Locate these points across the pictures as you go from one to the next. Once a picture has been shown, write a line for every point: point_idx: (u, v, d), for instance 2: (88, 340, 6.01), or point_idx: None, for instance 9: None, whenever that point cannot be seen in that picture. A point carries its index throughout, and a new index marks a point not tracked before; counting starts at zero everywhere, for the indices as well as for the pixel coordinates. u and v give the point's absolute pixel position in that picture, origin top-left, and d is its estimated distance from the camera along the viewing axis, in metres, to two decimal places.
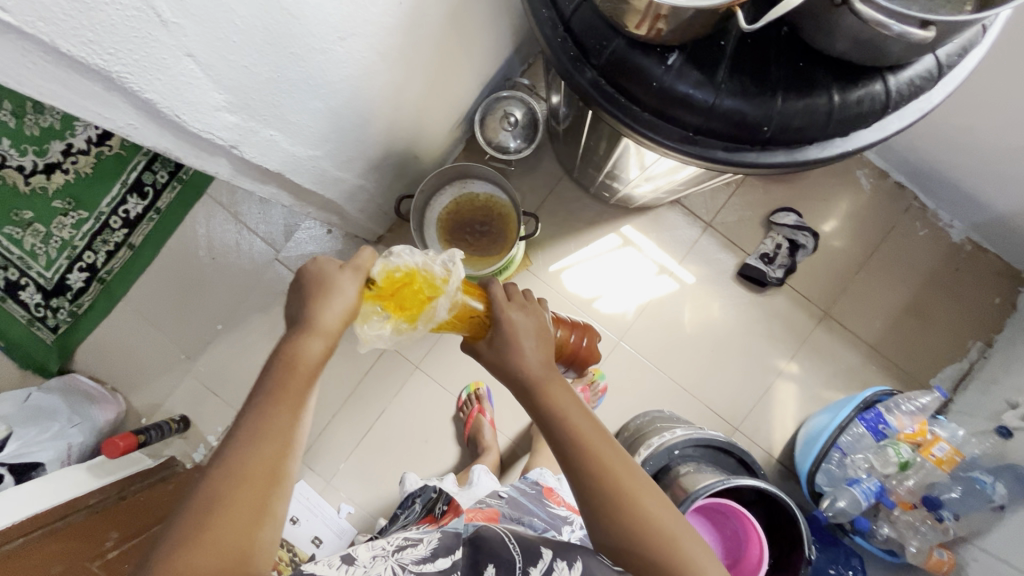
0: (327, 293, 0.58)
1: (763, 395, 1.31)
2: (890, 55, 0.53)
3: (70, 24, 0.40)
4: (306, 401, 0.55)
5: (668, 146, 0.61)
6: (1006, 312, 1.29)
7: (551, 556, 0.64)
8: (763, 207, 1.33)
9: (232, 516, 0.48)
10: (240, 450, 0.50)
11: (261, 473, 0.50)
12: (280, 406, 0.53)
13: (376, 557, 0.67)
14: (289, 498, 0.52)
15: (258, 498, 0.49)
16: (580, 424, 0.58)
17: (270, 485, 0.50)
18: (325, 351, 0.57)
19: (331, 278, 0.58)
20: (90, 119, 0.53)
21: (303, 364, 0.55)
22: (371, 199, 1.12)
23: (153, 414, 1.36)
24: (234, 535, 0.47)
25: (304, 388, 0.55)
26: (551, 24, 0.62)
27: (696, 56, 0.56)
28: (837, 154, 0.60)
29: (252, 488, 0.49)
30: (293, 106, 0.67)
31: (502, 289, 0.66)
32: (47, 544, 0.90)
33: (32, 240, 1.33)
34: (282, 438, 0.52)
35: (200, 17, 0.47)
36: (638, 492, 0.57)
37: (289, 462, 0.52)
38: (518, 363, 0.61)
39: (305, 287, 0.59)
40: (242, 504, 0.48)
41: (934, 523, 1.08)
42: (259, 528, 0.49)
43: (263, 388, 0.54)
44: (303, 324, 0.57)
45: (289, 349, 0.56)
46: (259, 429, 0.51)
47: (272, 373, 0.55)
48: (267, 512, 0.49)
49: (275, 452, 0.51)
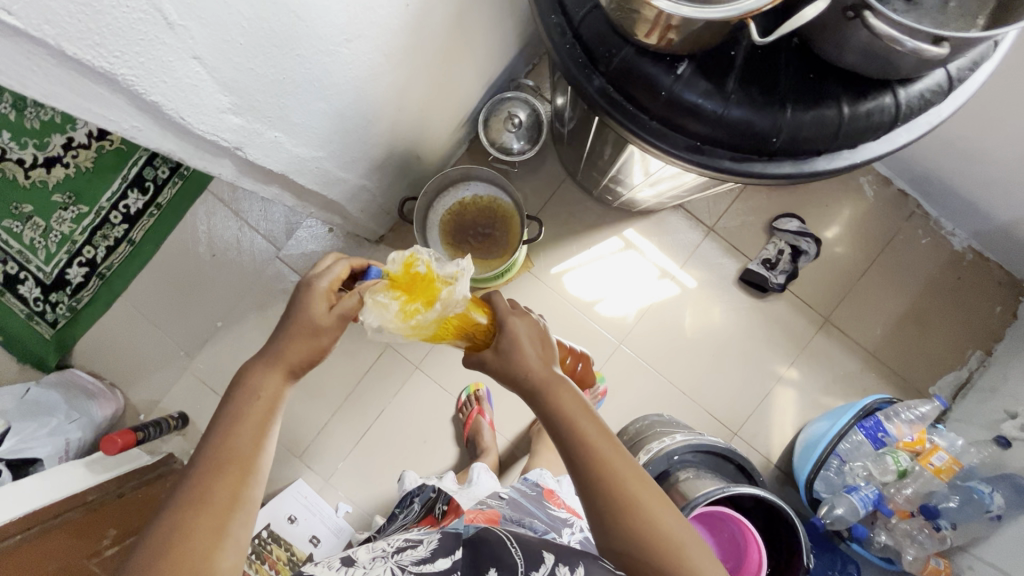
0: (306, 331, 0.60)
1: (762, 400, 1.31)
2: (900, 68, 0.52)
3: (76, 27, 0.39)
4: (265, 427, 0.56)
5: (675, 155, 0.61)
6: (1006, 321, 1.29)
7: (553, 561, 0.64)
8: (766, 212, 1.32)
9: (190, 542, 0.48)
10: (198, 479, 0.52)
11: (220, 499, 0.51)
12: (237, 434, 0.54)
13: (375, 558, 0.67)
14: (250, 524, 0.52)
15: (216, 524, 0.50)
16: (587, 428, 0.58)
17: (228, 510, 0.51)
18: (283, 384, 0.59)
19: (308, 314, 0.60)
20: (95, 121, 0.52)
21: (260, 395, 0.57)
22: (374, 200, 1.12)
23: (152, 411, 1.35)
24: (191, 561, 0.48)
25: (262, 416, 0.56)
26: (559, 30, 0.62)
27: (706, 66, 0.56)
28: (845, 166, 0.60)
29: (210, 513, 0.50)
30: (298, 107, 0.66)
31: (506, 301, 0.68)
32: (46, 541, 0.91)
33: (32, 234, 1.33)
34: (241, 465, 0.53)
35: (206, 19, 0.46)
36: (644, 496, 0.56)
37: (249, 488, 0.53)
38: (524, 366, 0.61)
39: (285, 320, 0.61)
40: (199, 530, 0.49)
41: (931, 532, 1.09)
42: (218, 554, 0.49)
43: (220, 420, 0.56)
44: (270, 355, 0.60)
45: (245, 381, 0.58)
46: (216, 458, 0.53)
47: (229, 406, 0.57)
48: (225, 537, 0.50)
49: (236, 478, 0.52)
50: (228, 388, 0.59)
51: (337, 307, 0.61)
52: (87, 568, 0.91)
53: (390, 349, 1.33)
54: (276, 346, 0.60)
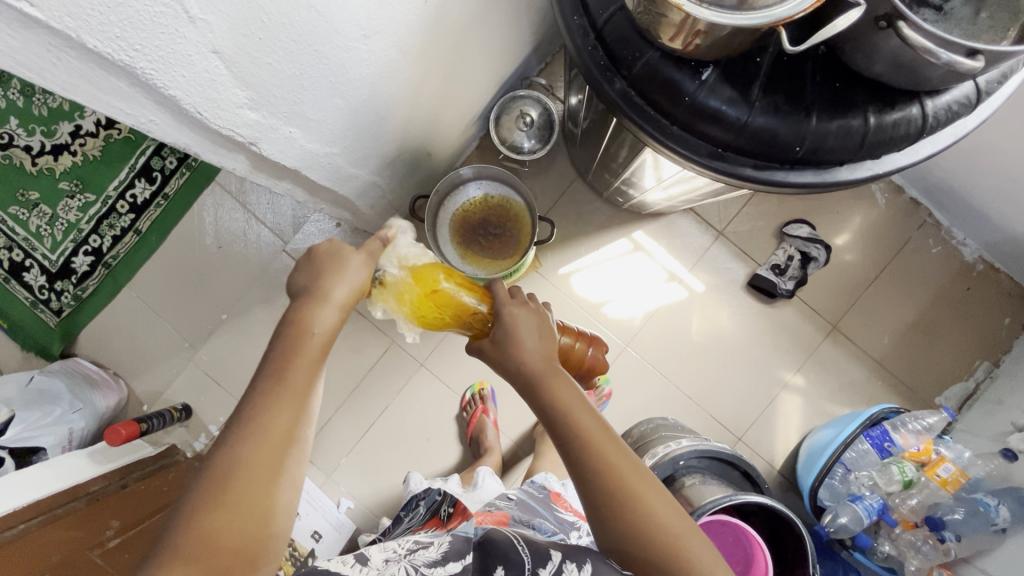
0: (343, 267, 0.57)
1: (767, 406, 1.30)
2: (929, 80, 0.52)
3: (97, 19, 0.38)
4: (318, 366, 0.54)
5: (695, 161, 0.60)
6: (1014, 333, 1.28)
7: (561, 558, 0.63)
8: (777, 217, 1.31)
9: (249, 477, 0.47)
10: (254, 415, 0.49)
11: (274, 438, 0.49)
12: (292, 370, 0.52)
13: (389, 560, 0.66)
14: (304, 461, 0.51)
15: (273, 461, 0.48)
16: (585, 420, 0.58)
17: (284, 448, 0.49)
18: (337, 318, 0.56)
19: (342, 255, 0.58)
20: (112, 114, 0.52)
21: (313, 330, 0.54)
22: (383, 196, 1.11)
23: (155, 402, 1.35)
24: (250, 497, 0.46)
25: (315, 354, 0.53)
26: (582, 31, 0.61)
27: (731, 72, 0.55)
28: (866, 176, 0.59)
29: (267, 450, 0.48)
30: (314, 103, 0.65)
31: (506, 288, 0.67)
32: (50, 531, 0.90)
33: (38, 222, 1.32)
34: (297, 403, 0.51)
35: (228, 13, 0.45)
36: (642, 488, 0.56)
37: (303, 427, 0.51)
38: (520, 357, 0.60)
39: (320, 249, 0.58)
40: (258, 466, 0.48)
41: (936, 544, 1.08)
42: (277, 492, 0.48)
43: (273, 355, 0.53)
44: (315, 292, 0.55)
45: (298, 317, 0.54)
46: (270, 394, 0.50)
47: (279, 341, 0.53)
48: (282, 475, 0.49)
49: (292, 417, 0.50)
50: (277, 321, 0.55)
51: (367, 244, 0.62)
52: (90, 560, 0.91)
53: (395, 346, 1.33)
54: (321, 281, 0.56)
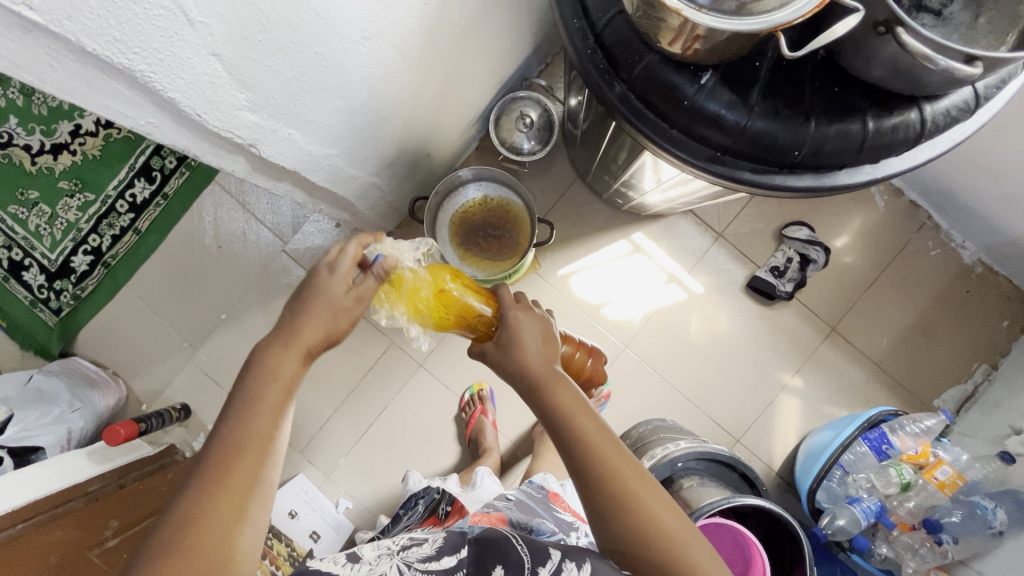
0: (317, 302, 0.57)
1: (766, 408, 1.30)
2: (927, 85, 0.52)
3: (97, 22, 0.38)
4: (282, 408, 0.54)
5: (694, 164, 0.60)
6: (1013, 335, 1.28)
7: (559, 557, 0.63)
8: (777, 219, 1.32)
9: (210, 524, 0.47)
10: (216, 459, 0.49)
11: (235, 483, 0.49)
12: (255, 414, 0.52)
13: (381, 556, 0.66)
14: (269, 504, 0.51)
15: (235, 506, 0.48)
16: (585, 423, 0.58)
17: (246, 492, 0.49)
18: (301, 363, 0.56)
19: (326, 294, 0.58)
20: (111, 117, 0.52)
21: (277, 374, 0.54)
22: (383, 197, 1.11)
23: (154, 401, 1.35)
24: (211, 544, 0.46)
25: (278, 398, 0.54)
26: (582, 34, 0.61)
27: (730, 76, 0.55)
28: (866, 180, 0.59)
29: (229, 495, 0.48)
30: (313, 104, 0.65)
31: (512, 294, 0.67)
32: (49, 530, 0.90)
33: (38, 221, 1.32)
34: (260, 447, 0.51)
35: (227, 16, 0.45)
36: (643, 491, 0.56)
37: (267, 470, 0.51)
38: (522, 361, 0.61)
39: (300, 298, 0.58)
40: (219, 512, 0.47)
41: (933, 546, 1.09)
42: (238, 536, 0.48)
43: (237, 399, 0.53)
44: (287, 334, 0.56)
45: (264, 360, 0.55)
46: (233, 439, 0.51)
47: (243, 386, 0.54)
48: (244, 520, 0.48)
49: (255, 460, 0.50)
50: (243, 364, 0.55)
51: (355, 289, 0.59)
52: (88, 560, 0.91)
53: (394, 347, 1.33)
54: (293, 324, 0.57)
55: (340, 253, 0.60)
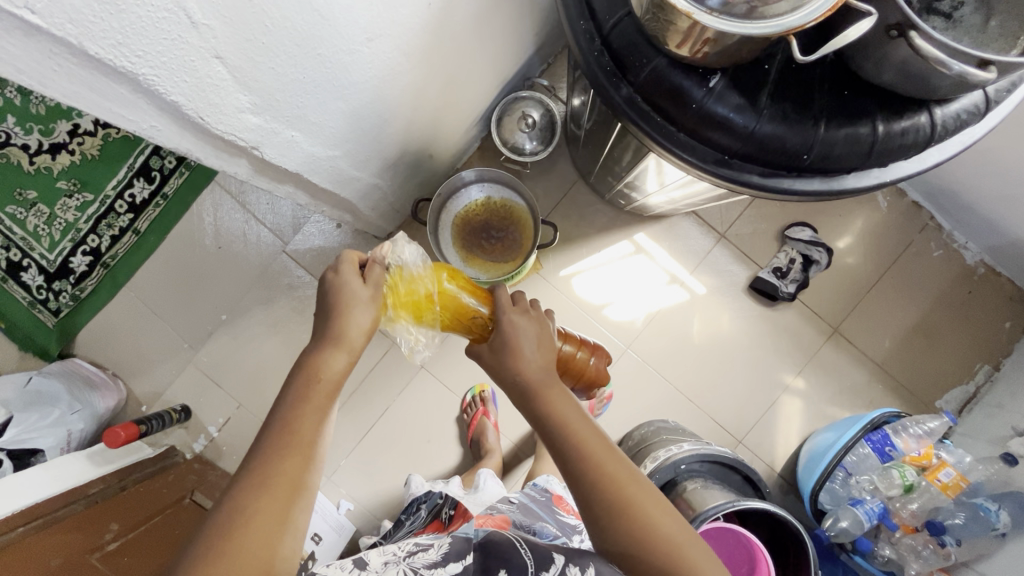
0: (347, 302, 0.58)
1: (768, 409, 1.30)
2: (938, 89, 0.51)
3: (99, 25, 0.38)
4: (326, 413, 0.55)
5: (701, 168, 0.60)
6: (1015, 337, 1.28)
7: (564, 561, 0.64)
8: (779, 220, 1.31)
9: (253, 525, 0.47)
10: (265, 461, 0.50)
11: (280, 483, 0.49)
12: (302, 418, 0.53)
13: (388, 563, 0.65)
14: (310, 510, 0.51)
15: (280, 507, 0.48)
16: (582, 430, 0.57)
17: (291, 493, 0.49)
18: (345, 366, 0.57)
19: (353, 293, 0.59)
20: (114, 121, 0.51)
21: (322, 377, 0.55)
22: (385, 198, 1.10)
23: (154, 403, 1.34)
24: (257, 545, 0.46)
25: (323, 402, 0.55)
26: (588, 36, 0.60)
27: (738, 79, 0.55)
28: (873, 185, 0.59)
29: (275, 495, 0.48)
30: (316, 107, 0.64)
31: (508, 294, 0.66)
32: (47, 535, 0.89)
33: (36, 221, 1.31)
34: (305, 449, 0.52)
35: (230, 18, 0.45)
36: (641, 498, 0.55)
37: (311, 473, 0.52)
38: (517, 367, 0.60)
39: (329, 304, 0.59)
40: (264, 512, 0.47)
41: (936, 548, 1.09)
42: (281, 537, 0.48)
43: (285, 402, 0.54)
44: (328, 336, 0.57)
45: (312, 367, 0.56)
46: (281, 442, 0.51)
47: (289, 391, 0.55)
48: (288, 521, 0.48)
49: (301, 462, 0.51)
50: (290, 369, 0.56)
51: (370, 278, 0.61)
52: (90, 564, 0.90)
53: (395, 348, 1.32)
54: (336, 325, 0.58)
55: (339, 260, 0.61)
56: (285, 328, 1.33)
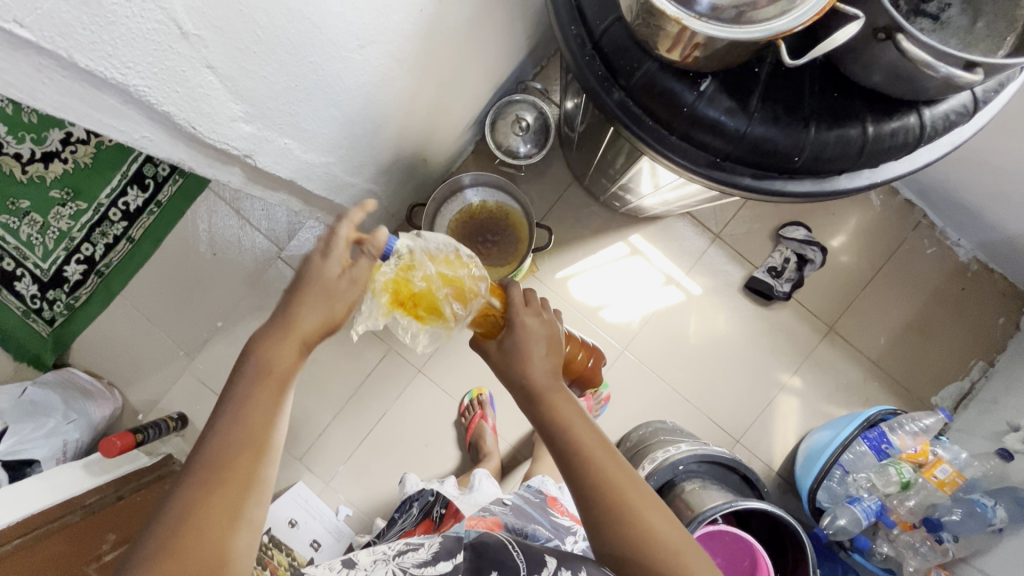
0: (315, 296, 0.57)
1: (765, 408, 1.31)
2: (926, 91, 0.52)
3: (89, 38, 0.38)
4: (279, 403, 0.54)
5: (693, 171, 0.60)
6: (1008, 332, 1.29)
7: (555, 566, 0.62)
8: (773, 219, 1.32)
9: (205, 521, 0.46)
10: (213, 455, 0.49)
11: (231, 478, 0.48)
12: (251, 409, 0.52)
13: (378, 561, 0.65)
14: (266, 501, 0.51)
15: (230, 503, 0.48)
16: (583, 433, 0.57)
17: (242, 488, 0.49)
18: (298, 354, 0.56)
19: (320, 284, 0.57)
20: (105, 132, 0.51)
21: (274, 367, 0.54)
22: (380, 203, 1.10)
23: (150, 411, 1.34)
24: (205, 541, 0.45)
25: (274, 392, 0.53)
26: (579, 41, 0.60)
27: (728, 83, 0.55)
28: (866, 184, 0.59)
29: (223, 491, 0.48)
30: (309, 114, 0.64)
31: (522, 292, 0.66)
32: (42, 547, 0.89)
33: (28, 230, 1.28)
34: (256, 442, 0.51)
35: (221, 28, 0.45)
36: (638, 501, 0.55)
37: (263, 467, 0.51)
38: (524, 370, 0.60)
39: (294, 290, 0.57)
40: (216, 507, 0.47)
41: (933, 545, 1.09)
42: (234, 533, 0.47)
43: (235, 391, 0.53)
44: (282, 325, 0.56)
45: (261, 356, 0.54)
46: (231, 433, 0.50)
47: (239, 380, 0.54)
48: (240, 516, 0.48)
49: (250, 456, 0.50)
50: (240, 355, 0.55)
51: (349, 272, 0.57)
52: None
53: (392, 352, 1.32)
54: (289, 316, 0.56)
55: (331, 235, 0.58)
56: None
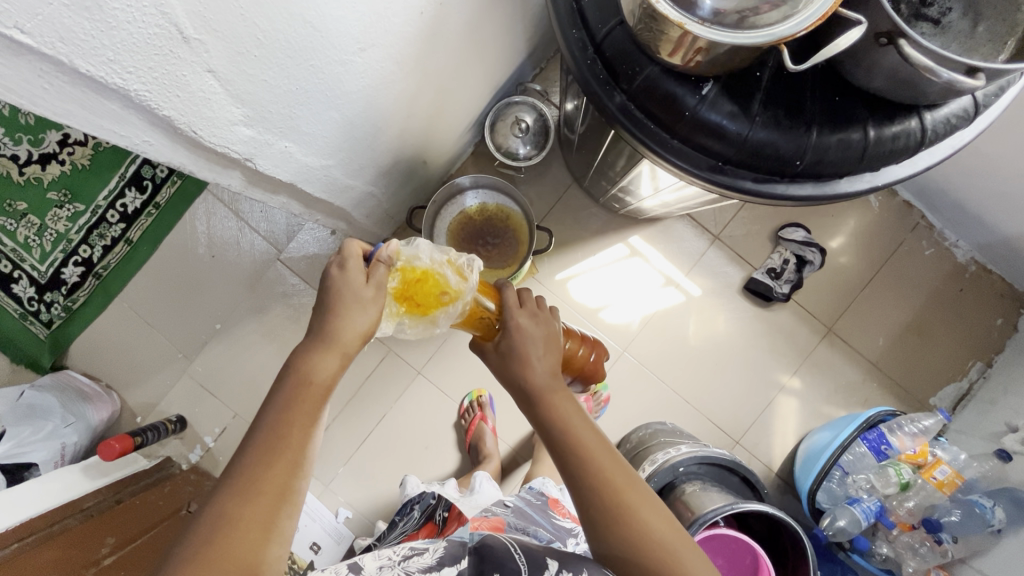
0: (350, 305, 0.56)
1: (764, 409, 1.31)
2: (927, 95, 0.52)
3: (90, 43, 0.37)
4: (317, 416, 0.54)
5: (694, 174, 0.60)
6: (1006, 333, 1.30)
7: (557, 568, 0.62)
8: (772, 221, 1.32)
9: (243, 531, 0.46)
10: (251, 465, 0.49)
11: (268, 489, 0.48)
12: (290, 420, 0.52)
13: (382, 567, 0.64)
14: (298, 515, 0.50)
15: (266, 514, 0.48)
16: (583, 434, 0.57)
17: (279, 499, 0.49)
18: (338, 367, 0.56)
19: (355, 296, 0.56)
20: (105, 137, 0.51)
21: (314, 379, 0.54)
22: (379, 205, 1.10)
23: (149, 413, 1.34)
24: (242, 551, 0.45)
25: (313, 404, 0.53)
26: (580, 45, 0.60)
27: (731, 88, 0.55)
28: (865, 188, 0.59)
29: (262, 501, 0.48)
30: (310, 117, 0.64)
31: (515, 295, 0.65)
32: (41, 551, 0.87)
33: (26, 232, 1.28)
34: (294, 455, 0.51)
35: (222, 32, 0.45)
36: (636, 501, 0.55)
37: (300, 479, 0.51)
38: (525, 373, 0.60)
39: (324, 299, 0.56)
40: (253, 515, 0.47)
41: (933, 545, 1.10)
42: (269, 543, 0.47)
43: (274, 402, 0.53)
44: (322, 337, 0.55)
45: (299, 367, 0.55)
46: (269, 443, 0.50)
47: (278, 391, 0.54)
48: (275, 527, 0.48)
49: (289, 468, 0.50)
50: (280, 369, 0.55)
51: (374, 278, 0.57)
52: None
53: (392, 354, 1.32)
54: (328, 326, 0.55)
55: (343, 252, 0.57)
56: (280, 338, 1.32)
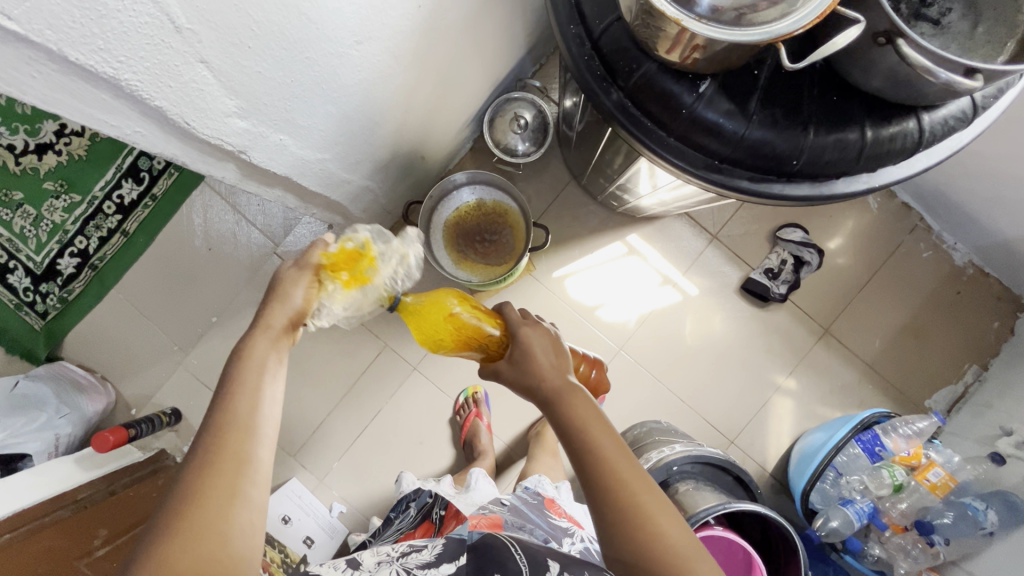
0: (276, 294, 0.60)
1: (759, 409, 1.31)
2: (925, 96, 0.52)
3: (80, 32, 0.37)
4: (262, 387, 0.54)
5: (690, 172, 0.60)
6: (1003, 336, 1.29)
7: (558, 570, 0.63)
8: (770, 221, 1.32)
9: (204, 505, 0.46)
10: (204, 441, 0.49)
11: (224, 460, 0.48)
12: (236, 394, 0.52)
13: (381, 562, 0.65)
14: (266, 485, 0.50)
15: (226, 484, 0.47)
16: (599, 435, 0.57)
17: (235, 469, 0.48)
18: (274, 345, 0.57)
19: (279, 281, 0.61)
20: (97, 126, 0.50)
21: (248, 352, 0.55)
22: (376, 200, 1.10)
23: (144, 406, 1.33)
24: (206, 523, 0.45)
25: (255, 374, 0.54)
26: (578, 41, 0.60)
27: (728, 86, 0.55)
28: (864, 189, 0.59)
29: (218, 471, 0.48)
30: (305, 110, 0.64)
31: (517, 311, 0.67)
32: (35, 542, 0.88)
33: (22, 223, 1.28)
34: (245, 425, 0.51)
35: (215, 22, 0.44)
36: (650, 505, 0.54)
37: (255, 447, 0.50)
38: (538, 375, 0.60)
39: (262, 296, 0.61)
40: (212, 488, 0.47)
41: (925, 547, 1.11)
42: (232, 512, 0.47)
43: (222, 379, 0.54)
44: (254, 323, 0.58)
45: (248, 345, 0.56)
46: (220, 418, 0.51)
47: (230, 369, 0.54)
48: (237, 498, 0.47)
49: (240, 437, 0.50)
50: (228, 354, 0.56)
51: (301, 262, 0.62)
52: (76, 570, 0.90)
53: (388, 349, 1.32)
54: (260, 312, 0.59)
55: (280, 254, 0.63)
56: None
